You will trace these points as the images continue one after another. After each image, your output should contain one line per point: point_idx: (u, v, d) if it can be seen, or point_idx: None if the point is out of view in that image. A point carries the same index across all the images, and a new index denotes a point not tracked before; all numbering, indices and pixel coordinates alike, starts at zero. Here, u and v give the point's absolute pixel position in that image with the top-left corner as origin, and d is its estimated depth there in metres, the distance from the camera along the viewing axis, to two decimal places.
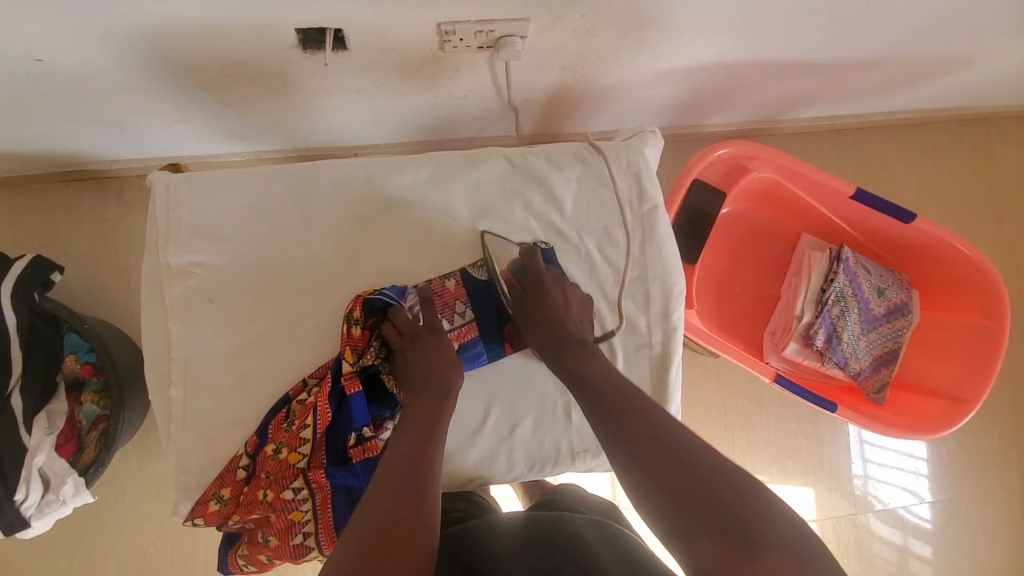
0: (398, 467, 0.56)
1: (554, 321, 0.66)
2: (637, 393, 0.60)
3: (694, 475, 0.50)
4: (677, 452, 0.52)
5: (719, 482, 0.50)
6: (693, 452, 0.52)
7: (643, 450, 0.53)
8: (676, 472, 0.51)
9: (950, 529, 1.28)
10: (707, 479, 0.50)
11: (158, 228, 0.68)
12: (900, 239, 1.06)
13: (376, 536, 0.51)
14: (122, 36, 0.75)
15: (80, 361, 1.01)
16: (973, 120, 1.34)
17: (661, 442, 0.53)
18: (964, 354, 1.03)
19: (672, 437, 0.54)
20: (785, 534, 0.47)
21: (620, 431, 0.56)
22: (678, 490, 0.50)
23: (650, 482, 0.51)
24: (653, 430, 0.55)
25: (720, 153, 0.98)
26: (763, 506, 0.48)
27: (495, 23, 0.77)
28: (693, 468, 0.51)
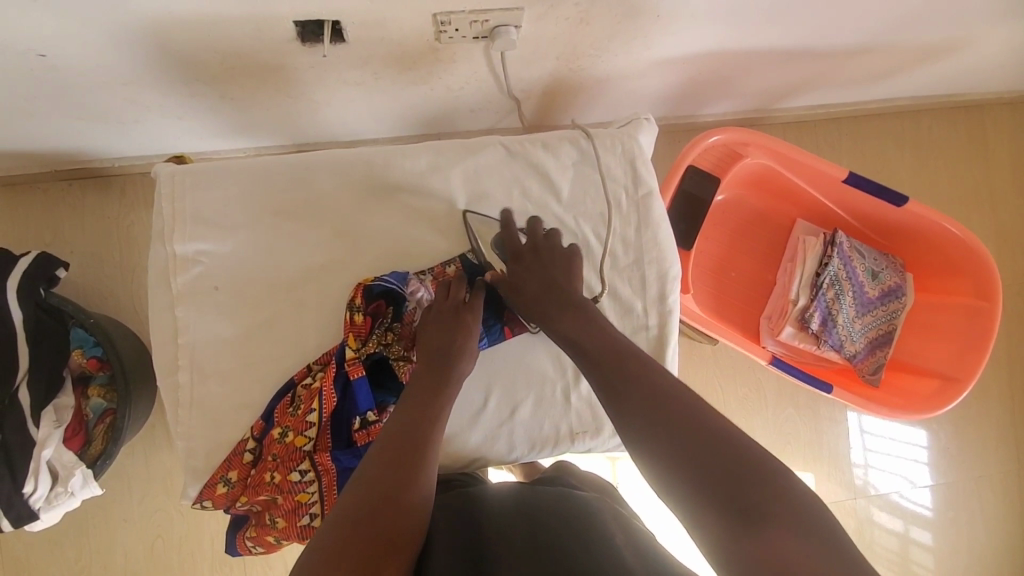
0: (396, 441, 0.58)
1: (544, 296, 0.67)
2: (641, 358, 0.59)
3: (702, 438, 0.50)
4: (685, 416, 0.52)
5: (727, 446, 0.49)
6: (701, 415, 0.52)
7: (650, 413, 0.53)
8: (682, 436, 0.50)
9: (948, 512, 1.30)
10: (715, 442, 0.49)
11: (163, 217, 0.70)
12: (894, 223, 1.07)
13: (368, 509, 0.53)
14: (124, 31, 0.76)
15: (86, 355, 1.03)
16: (965, 107, 1.35)
17: (668, 405, 0.53)
18: (957, 335, 1.04)
19: (679, 401, 0.53)
20: (793, 500, 0.46)
21: (623, 397, 0.56)
22: (686, 453, 0.49)
23: (656, 445, 0.51)
24: (660, 394, 0.54)
25: (714, 139, 0.99)
26: (771, 470, 0.47)
27: (489, 12, 0.78)
28: (701, 431, 0.50)
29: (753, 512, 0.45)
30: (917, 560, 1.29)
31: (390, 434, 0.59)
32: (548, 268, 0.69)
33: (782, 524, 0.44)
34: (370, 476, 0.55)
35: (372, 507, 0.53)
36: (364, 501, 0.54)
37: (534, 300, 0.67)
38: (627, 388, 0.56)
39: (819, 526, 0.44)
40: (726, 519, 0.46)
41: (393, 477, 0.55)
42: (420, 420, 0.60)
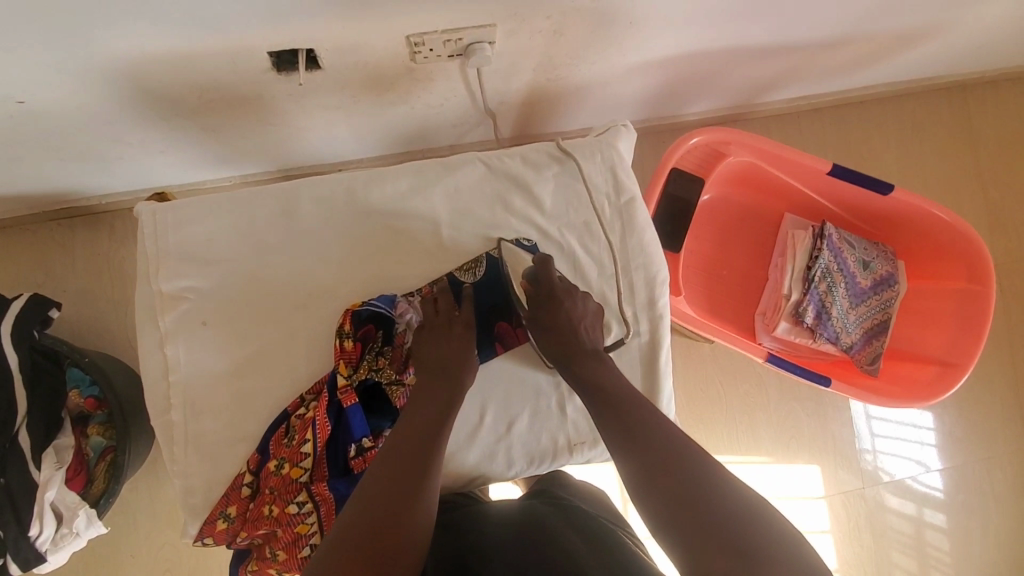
0: (400, 450, 0.58)
1: (568, 358, 0.67)
2: (646, 404, 0.61)
3: (691, 482, 0.52)
4: (678, 457, 0.55)
5: (717, 489, 0.52)
6: (693, 458, 0.54)
7: (646, 454, 0.56)
8: (669, 473, 0.53)
9: (959, 495, 1.29)
10: (703, 485, 0.52)
11: (148, 256, 0.70)
12: (881, 211, 1.07)
13: (371, 523, 0.53)
14: (99, 72, 0.76)
15: (83, 395, 1.03)
16: (947, 89, 1.36)
17: (662, 447, 0.56)
18: (951, 319, 1.04)
19: (673, 443, 0.56)
20: (777, 545, 0.48)
21: (631, 440, 0.58)
22: (677, 494, 0.52)
23: (649, 484, 0.54)
24: (655, 434, 0.57)
25: (695, 140, 0.99)
26: (758, 514, 0.50)
27: (462, 31, 0.79)
28: (692, 475, 0.53)
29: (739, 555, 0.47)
30: (933, 544, 1.28)
31: (393, 444, 0.59)
32: (579, 321, 0.69)
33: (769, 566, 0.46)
34: (380, 480, 0.56)
35: (378, 513, 0.53)
36: (369, 515, 0.53)
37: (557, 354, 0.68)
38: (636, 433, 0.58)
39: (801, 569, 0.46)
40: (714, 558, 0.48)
41: (396, 485, 0.56)
42: (426, 431, 0.60)
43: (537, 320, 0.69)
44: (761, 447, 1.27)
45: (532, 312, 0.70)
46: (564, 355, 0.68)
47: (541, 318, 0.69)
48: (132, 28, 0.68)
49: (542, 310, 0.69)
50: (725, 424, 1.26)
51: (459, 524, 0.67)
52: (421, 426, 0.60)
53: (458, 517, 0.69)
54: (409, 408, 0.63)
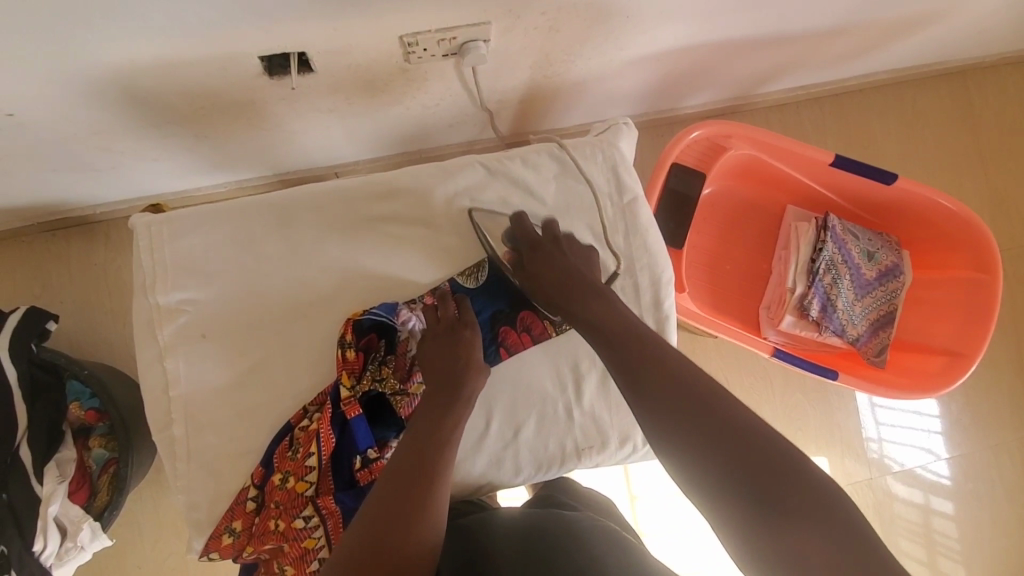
0: (411, 456, 0.58)
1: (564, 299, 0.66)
2: (656, 342, 0.60)
3: (760, 473, 0.48)
4: (743, 442, 0.49)
5: (789, 477, 0.47)
6: (761, 442, 0.49)
7: (705, 435, 0.50)
8: (683, 407, 0.53)
9: (967, 483, 1.29)
10: (774, 476, 0.47)
11: (144, 269, 0.68)
12: (884, 201, 1.06)
13: (380, 534, 0.53)
14: (86, 80, 0.75)
15: (84, 408, 1.01)
16: (947, 75, 1.34)
17: (725, 429, 0.50)
18: (958, 309, 1.03)
19: (735, 423, 0.50)
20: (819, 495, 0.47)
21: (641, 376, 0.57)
22: (746, 484, 0.47)
23: (712, 471, 0.49)
24: (714, 413, 0.51)
25: (695, 134, 0.98)
26: (826, 495, 0.46)
27: (456, 29, 0.77)
28: (761, 463, 0.48)
29: (811, 551, 0.44)
30: (943, 532, 1.28)
31: (403, 453, 0.58)
32: (571, 263, 0.69)
33: (785, 494, 0.46)
34: (394, 488, 0.56)
35: (388, 527, 0.53)
36: (376, 527, 0.53)
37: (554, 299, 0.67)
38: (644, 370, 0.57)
39: (873, 555, 0.44)
40: (782, 552, 0.45)
41: (405, 494, 0.55)
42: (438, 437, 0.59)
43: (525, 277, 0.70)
44: None
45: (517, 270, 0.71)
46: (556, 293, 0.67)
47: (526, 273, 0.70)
48: (119, 35, 0.67)
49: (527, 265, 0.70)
50: None
51: (465, 540, 0.66)
52: (432, 429, 0.60)
53: (463, 528, 0.68)
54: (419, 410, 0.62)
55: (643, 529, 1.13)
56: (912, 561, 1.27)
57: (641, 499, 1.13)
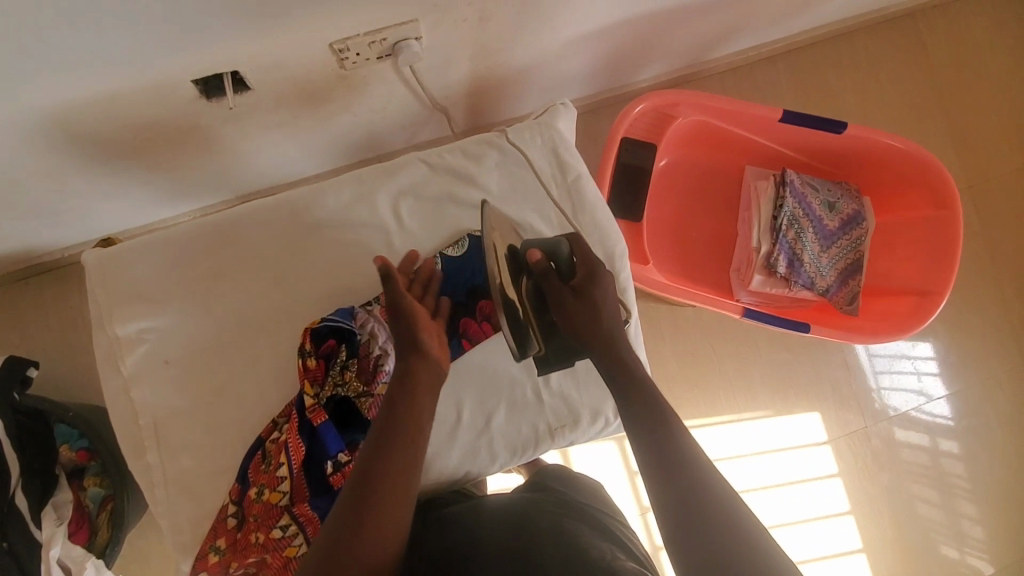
0: (404, 436, 0.58)
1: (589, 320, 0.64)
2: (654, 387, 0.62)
3: (705, 531, 0.50)
4: (697, 498, 0.52)
5: (732, 540, 0.49)
6: (714, 503, 0.52)
7: (667, 484, 0.54)
8: (673, 451, 0.56)
9: (964, 419, 1.29)
10: (717, 536, 0.50)
11: (100, 303, 0.69)
12: (838, 150, 1.07)
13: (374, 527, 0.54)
14: (25, 125, 0.75)
15: (74, 449, 1.02)
16: (894, 18, 1.34)
17: (681, 483, 0.54)
18: (922, 250, 1.04)
19: (691, 474, 0.54)
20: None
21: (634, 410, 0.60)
22: (688, 536, 0.51)
23: (667, 516, 0.53)
24: (678, 465, 0.55)
25: (641, 107, 0.99)
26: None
27: (385, 30, 0.78)
28: (704, 517, 0.51)
29: None
30: (948, 470, 1.28)
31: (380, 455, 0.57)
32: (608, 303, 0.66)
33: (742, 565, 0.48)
34: (390, 476, 0.56)
35: (384, 517, 0.54)
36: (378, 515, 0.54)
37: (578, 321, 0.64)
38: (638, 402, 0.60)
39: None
40: None
41: (399, 479, 0.56)
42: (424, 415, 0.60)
43: (558, 287, 0.65)
44: (758, 401, 1.27)
45: (548, 277, 0.65)
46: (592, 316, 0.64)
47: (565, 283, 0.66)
48: (46, 75, 0.67)
49: (569, 279, 0.67)
50: (720, 383, 1.27)
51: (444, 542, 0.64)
52: (422, 406, 0.60)
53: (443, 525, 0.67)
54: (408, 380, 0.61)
55: (647, 502, 1.13)
56: (921, 504, 1.27)
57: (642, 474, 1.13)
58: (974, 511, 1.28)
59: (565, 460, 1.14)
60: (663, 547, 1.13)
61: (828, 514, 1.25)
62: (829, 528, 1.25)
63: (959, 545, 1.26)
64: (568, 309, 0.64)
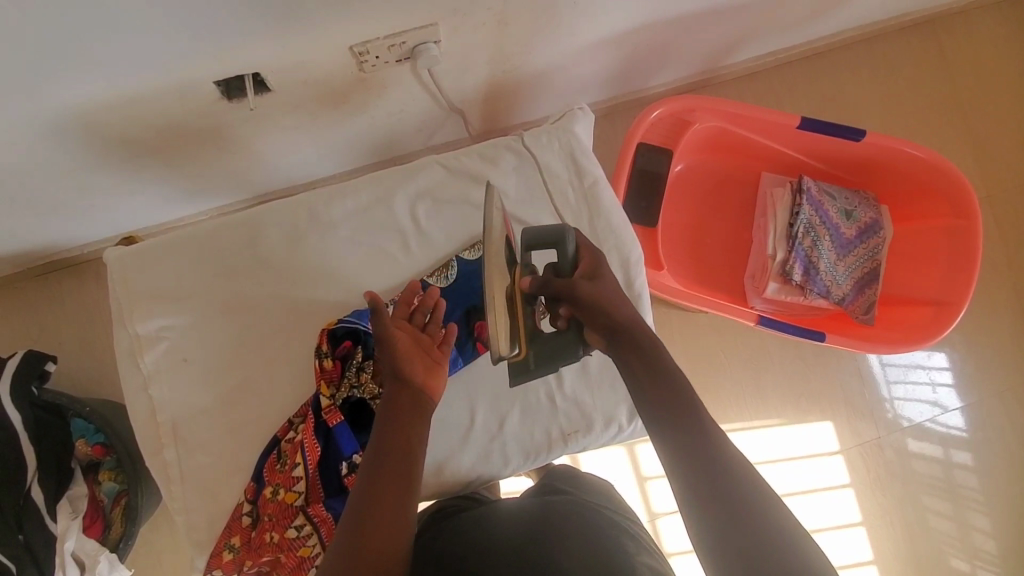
0: (396, 458, 0.57)
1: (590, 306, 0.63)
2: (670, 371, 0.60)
3: (742, 524, 0.50)
4: (737, 501, 0.51)
5: (774, 542, 0.49)
6: (752, 506, 0.51)
7: (704, 486, 0.53)
8: (692, 433, 0.56)
9: (980, 431, 1.28)
10: (756, 527, 0.50)
11: (121, 301, 0.70)
12: (856, 157, 1.06)
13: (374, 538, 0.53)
14: (49, 123, 0.76)
15: (90, 443, 1.01)
16: (913, 26, 1.33)
17: (704, 466, 0.54)
18: (940, 259, 1.03)
19: (711, 455, 0.54)
20: (798, 552, 0.49)
21: (651, 396, 0.59)
22: (729, 538, 0.50)
23: (706, 518, 0.52)
24: (710, 465, 0.54)
25: (657, 113, 0.99)
26: (804, 552, 0.49)
27: (404, 34, 0.78)
28: (727, 497, 0.52)
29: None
30: (961, 482, 1.27)
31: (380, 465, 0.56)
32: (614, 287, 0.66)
33: (766, 540, 0.49)
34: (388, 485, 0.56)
35: (380, 521, 0.54)
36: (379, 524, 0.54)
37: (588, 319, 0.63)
38: (654, 389, 0.59)
39: None
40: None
41: (398, 483, 0.56)
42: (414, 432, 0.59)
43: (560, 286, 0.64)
44: (770, 409, 1.26)
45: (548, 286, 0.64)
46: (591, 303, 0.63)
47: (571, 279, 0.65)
48: (72, 75, 0.68)
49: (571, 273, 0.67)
50: (732, 390, 1.26)
51: (453, 549, 0.64)
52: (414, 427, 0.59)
53: (458, 531, 0.67)
54: (394, 403, 0.59)
55: (657, 509, 1.13)
56: (934, 516, 1.26)
57: (653, 479, 1.13)
58: (987, 524, 1.26)
59: (574, 464, 1.14)
60: (673, 554, 1.12)
61: (838, 525, 1.24)
62: (840, 539, 1.24)
63: (970, 558, 1.25)
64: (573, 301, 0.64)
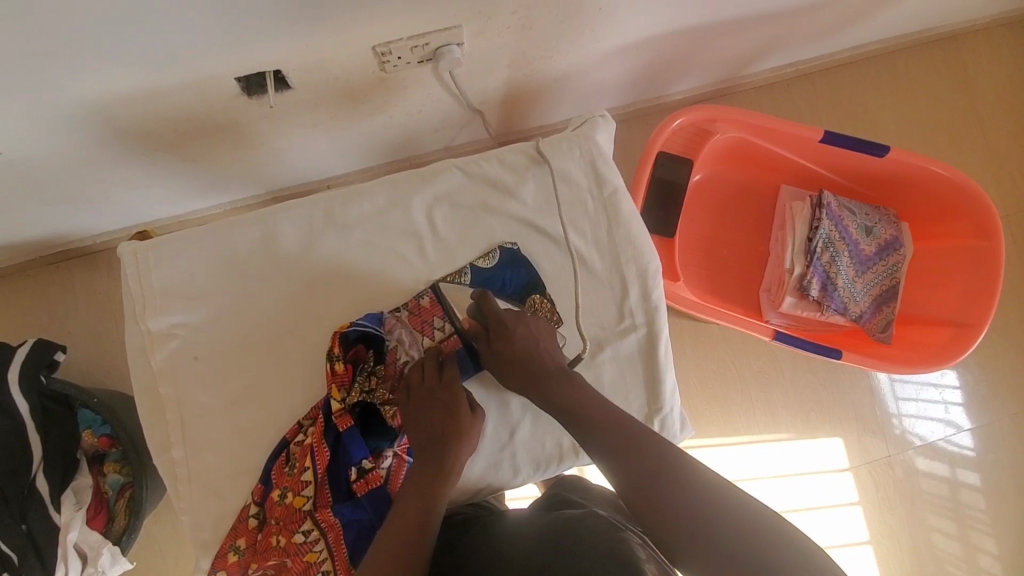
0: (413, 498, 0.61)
1: (530, 360, 0.67)
2: (602, 402, 0.65)
3: (694, 514, 0.53)
4: (685, 494, 0.54)
5: (761, 546, 0.50)
6: (698, 493, 0.54)
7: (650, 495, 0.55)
8: (629, 448, 0.59)
9: (991, 453, 1.26)
10: (709, 512, 0.52)
11: (135, 296, 0.70)
12: (879, 174, 1.04)
13: (393, 562, 0.56)
14: (68, 114, 0.76)
15: (96, 435, 1.00)
16: (938, 41, 1.31)
17: (644, 474, 0.57)
18: (962, 280, 1.02)
19: (652, 460, 0.57)
20: (751, 517, 0.51)
21: (585, 425, 0.63)
22: (696, 541, 0.52)
23: (664, 525, 0.54)
24: (653, 469, 0.57)
25: (678, 122, 0.98)
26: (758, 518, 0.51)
27: (427, 35, 0.78)
28: (673, 493, 0.54)
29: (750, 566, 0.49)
30: (968, 503, 1.25)
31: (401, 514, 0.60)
32: (538, 342, 0.68)
33: (721, 519, 0.52)
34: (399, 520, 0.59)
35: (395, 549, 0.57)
36: (393, 544, 0.57)
37: (520, 383, 0.67)
38: (588, 419, 0.63)
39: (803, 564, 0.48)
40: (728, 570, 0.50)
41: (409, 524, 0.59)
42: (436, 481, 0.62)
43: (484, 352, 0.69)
44: (779, 423, 1.24)
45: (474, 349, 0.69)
46: (528, 353, 0.67)
47: (488, 347, 0.68)
48: (94, 68, 0.68)
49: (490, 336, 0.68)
50: (741, 403, 1.24)
51: (464, 563, 0.64)
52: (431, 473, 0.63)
53: (466, 543, 0.67)
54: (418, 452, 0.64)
55: None
56: (940, 536, 1.24)
57: None
58: (995, 547, 1.24)
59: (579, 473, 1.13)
60: None
61: (844, 542, 1.23)
62: (845, 556, 1.22)
63: None
64: (503, 372, 0.68)
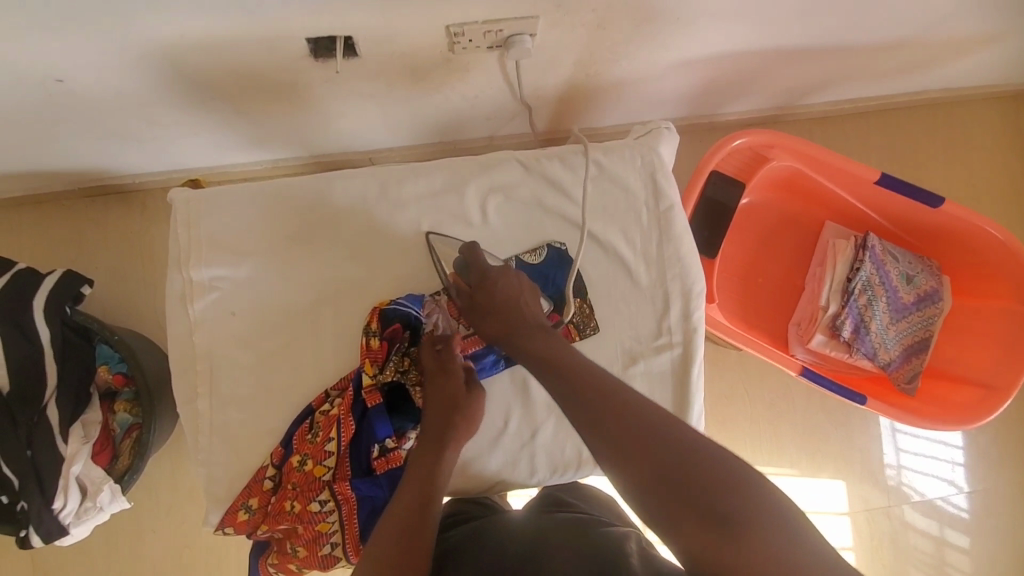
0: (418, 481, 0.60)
1: (507, 312, 0.64)
2: (585, 363, 0.57)
3: (695, 491, 0.44)
4: (683, 468, 0.46)
5: (774, 535, 0.42)
6: (700, 468, 0.45)
7: (640, 471, 0.47)
8: (613, 415, 0.50)
9: (988, 518, 1.24)
10: (713, 493, 0.44)
11: (181, 243, 0.69)
12: (929, 225, 1.03)
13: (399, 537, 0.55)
14: (135, 53, 0.76)
15: (112, 371, 1.00)
16: (1002, 98, 1.29)
17: (632, 447, 0.48)
18: (996, 342, 1.00)
19: (642, 428, 0.49)
20: (761, 500, 0.44)
21: (567, 387, 0.55)
22: (698, 524, 0.43)
23: (660, 505, 0.45)
24: (644, 439, 0.48)
25: (738, 143, 0.96)
26: (770, 503, 0.44)
27: (503, 22, 0.77)
28: (669, 467, 0.46)
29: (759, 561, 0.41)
30: (953, 564, 1.24)
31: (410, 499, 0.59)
32: (518, 293, 0.66)
33: (727, 500, 0.44)
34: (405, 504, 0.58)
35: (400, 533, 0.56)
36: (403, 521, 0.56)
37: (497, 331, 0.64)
38: (570, 382, 0.54)
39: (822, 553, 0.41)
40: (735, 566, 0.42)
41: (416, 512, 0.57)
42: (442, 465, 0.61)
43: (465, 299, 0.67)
44: (784, 458, 1.24)
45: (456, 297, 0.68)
46: (507, 301, 0.65)
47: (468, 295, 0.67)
48: (172, 10, 0.67)
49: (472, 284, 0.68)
50: (748, 432, 1.23)
51: (467, 555, 0.64)
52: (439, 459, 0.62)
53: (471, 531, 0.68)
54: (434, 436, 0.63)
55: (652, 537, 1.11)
56: None
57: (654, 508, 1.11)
58: None
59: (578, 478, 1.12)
60: None
61: None
62: None
63: None
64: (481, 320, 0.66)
